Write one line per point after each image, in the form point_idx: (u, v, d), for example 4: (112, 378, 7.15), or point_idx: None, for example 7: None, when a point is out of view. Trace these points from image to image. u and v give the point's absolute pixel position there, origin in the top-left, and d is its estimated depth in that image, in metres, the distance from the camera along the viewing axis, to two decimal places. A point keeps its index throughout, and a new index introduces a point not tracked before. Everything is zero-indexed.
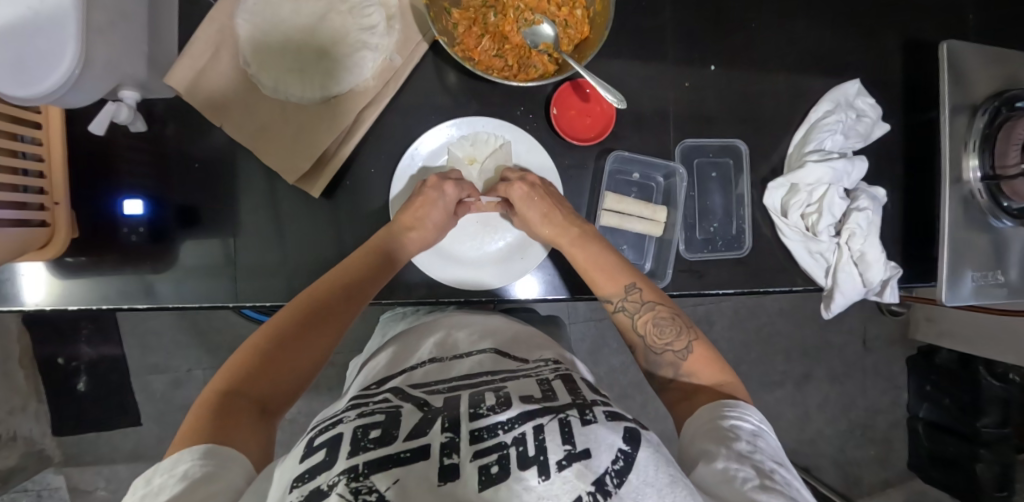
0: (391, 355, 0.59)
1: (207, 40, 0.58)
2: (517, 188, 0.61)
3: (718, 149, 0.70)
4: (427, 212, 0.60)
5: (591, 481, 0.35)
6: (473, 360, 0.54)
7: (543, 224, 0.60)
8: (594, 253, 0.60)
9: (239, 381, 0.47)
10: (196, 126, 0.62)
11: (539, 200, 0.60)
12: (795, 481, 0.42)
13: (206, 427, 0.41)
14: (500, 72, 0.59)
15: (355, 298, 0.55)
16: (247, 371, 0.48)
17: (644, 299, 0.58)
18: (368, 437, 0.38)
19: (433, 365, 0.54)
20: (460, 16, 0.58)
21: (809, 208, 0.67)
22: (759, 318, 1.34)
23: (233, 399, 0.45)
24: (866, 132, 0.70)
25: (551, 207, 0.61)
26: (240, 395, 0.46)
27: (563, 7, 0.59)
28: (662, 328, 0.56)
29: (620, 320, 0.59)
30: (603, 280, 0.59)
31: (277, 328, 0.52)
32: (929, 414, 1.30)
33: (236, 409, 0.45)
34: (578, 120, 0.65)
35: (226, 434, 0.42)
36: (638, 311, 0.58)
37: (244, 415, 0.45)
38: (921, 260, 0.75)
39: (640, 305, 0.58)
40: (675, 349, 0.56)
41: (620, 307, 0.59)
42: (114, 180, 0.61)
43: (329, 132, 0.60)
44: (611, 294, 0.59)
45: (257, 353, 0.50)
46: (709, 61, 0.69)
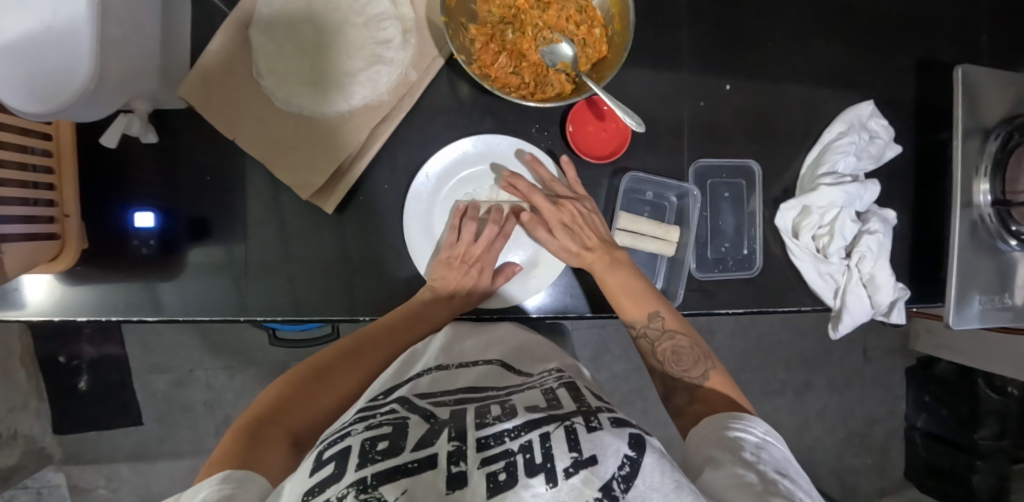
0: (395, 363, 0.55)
1: (221, 52, 0.57)
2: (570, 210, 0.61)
3: (731, 169, 0.70)
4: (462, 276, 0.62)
5: (597, 488, 0.35)
6: (479, 370, 0.52)
7: (576, 247, 0.61)
8: (625, 280, 0.60)
9: (280, 410, 0.49)
10: (208, 138, 0.61)
11: (578, 225, 0.61)
12: (801, 491, 0.40)
13: (242, 451, 0.42)
14: (516, 90, 0.58)
15: (393, 345, 0.57)
16: (283, 406, 0.49)
17: (666, 327, 0.58)
18: (375, 449, 0.38)
19: (439, 373, 0.51)
20: (477, 32, 0.58)
21: (821, 230, 0.68)
22: (760, 327, 1.34)
23: (272, 427, 0.47)
24: (878, 154, 0.70)
25: (586, 231, 0.61)
26: (274, 424, 0.47)
27: (582, 25, 0.58)
28: (680, 355, 0.57)
29: (640, 344, 0.60)
30: (626, 307, 0.60)
31: (317, 367, 0.54)
32: (927, 424, 1.31)
33: (266, 437, 0.45)
34: (594, 137, 0.65)
35: (258, 456, 0.42)
36: (658, 339, 0.58)
37: (278, 443, 0.45)
38: (928, 280, 0.75)
39: (662, 332, 0.58)
40: (692, 375, 0.56)
41: (642, 333, 0.59)
42: (126, 192, 0.60)
43: (344, 147, 0.59)
44: (634, 320, 0.59)
45: (300, 387, 0.52)
46: (724, 79, 0.69)
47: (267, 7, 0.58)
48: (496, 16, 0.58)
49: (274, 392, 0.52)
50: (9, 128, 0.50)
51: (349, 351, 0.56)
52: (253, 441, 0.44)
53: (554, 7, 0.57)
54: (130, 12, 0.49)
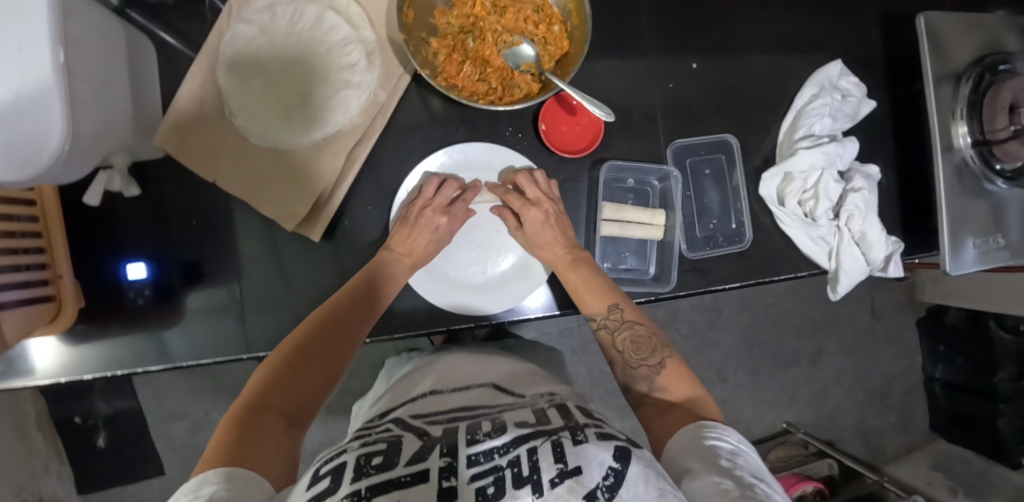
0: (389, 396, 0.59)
1: (191, 96, 0.58)
2: (534, 213, 0.60)
3: (708, 145, 0.70)
4: (422, 234, 0.60)
5: (581, 495, 0.35)
6: (472, 393, 0.54)
7: (546, 247, 0.62)
8: (587, 274, 0.61)
9: (263, 395, 0.47)
10: (190, 182, 0.62)
11: (550, 224, 0.62)
12: (777, 496, 0.41)
13: (235, 445, 0.41)
14: (484, 96, 0.59)
15: (367, 313, 0.56)
16: (269, 387, 0.48)
17: (625, 318, 0.60)
18: (370, 464, 0.38)
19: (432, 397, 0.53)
20: (438, 45, 0.58)
21: (805, 194, 0.68)
22: (765, 299, 1.34)
23: (259, 414, 0.45)
24: (853, 112, 0.70)
25: (556, 226, 0.62)
26: (264, 408, 0.46)
27: (540, 25, 0.58)
28: (639, 345, 0.58)
29: (601, 337, 0.61)
30: (587, 300, 0.61)
31: (289, 348, 0.51)
32: (944, 375, 1.30)
33: (260, 423, 0.44)
34: (569, 133, 0.65)
35: (253, 448, 0.41)
36: (618, 330, 0.59)
37: (268, 430, 0.44)
38: (921, 231, 0.75)
39: (621, 324, 0.59)
40: (650, 364, 0.57)
41: (602, 325, 0.60)
42: (115, 246, 0.61)
43: (322, 175, 0.60)
44: (594, 313, 0.60)
45: (278, 370, 0.49)
46: (690, 59, 0.69)
47: (231, 49, 0.59)
48: (455, 26, 0.59)
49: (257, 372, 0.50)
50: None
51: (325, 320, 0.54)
52: (247, 429, 0.43)
53: (511, 10, 0.58)
54: (94, 68, 0.49)
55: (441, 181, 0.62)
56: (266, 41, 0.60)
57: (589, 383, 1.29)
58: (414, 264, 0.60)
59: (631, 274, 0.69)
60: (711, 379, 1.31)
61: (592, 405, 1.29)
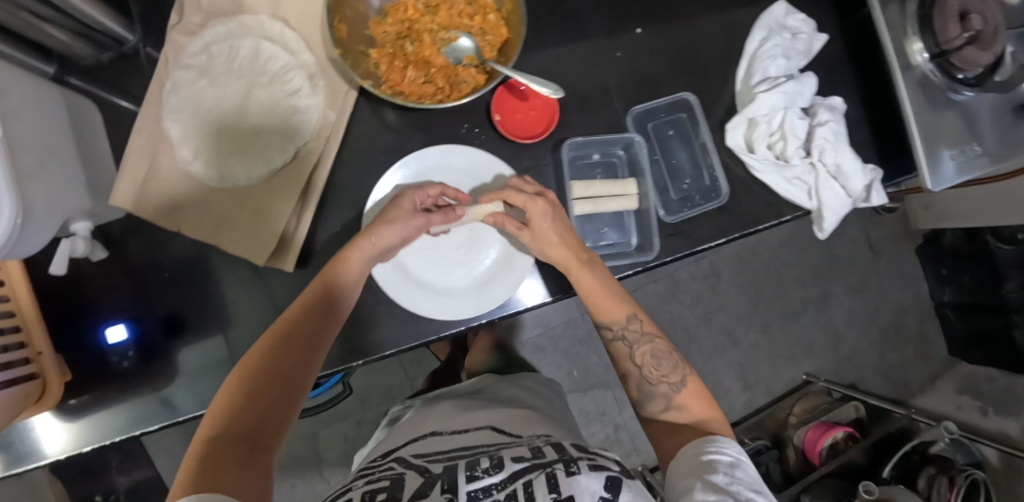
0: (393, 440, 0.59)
1: (142, 150, 0.57)
2: (539, 206, 0.58)
3: (668, 107, 0.70)
4: (391, 229, 0.56)
5: None
6: (471, 435, 0.54)
7: (553, 245, 0.59)
8: (602, 277, 0.59)
9: (224, 420, 0.44)
10: (157, 237, 0.61)
11: (555, 221, 0.59)
12: None
13: (200, 477, 0.38)
14: (432, 97, 0.58)
15: (328, 319, 0.53)
16: (233, 410, 0.45)
17: (643, 331, 0.59)
18: (375, 499, 0.41)
19: (433, 440, 0.54)
20: (379, 55, 0.58)
21: (773, 137, 0.67)
22: (764, 254, 1.32)
23: (222, 442, 0.42)
24: (806, 48, 0.70)
25: (560, 223, 0.60)
26: (228, 436, 0.43)
27: (476, 16, 0.58)
28: (659, 359, 0.57)
29: (616, 348, 0.59)
30: (607, 308, 0.59)
31: (247, 368, 0.48)
32: (954, 297, 1.29)
33: (222, 451, 0.41)
34: (524, 120, 0.63)
35: (215, 476, 0.38)
36: (637, 342, 0.58)
37: (234, 456, 0.41)
38: (897, 155, 0.75)
39: (641, 337, 0.58)
40: (670, 381, 0.55)
41: (620, 335, 0.59)
42: (91, 313, 0.60)
43: (284, 206, 0.59)
44: (612, 321, 0.59)
45: (239, 391, 0.46)
46: (635, 24, 0.68)
47: (176, 98, 0.59)
48: (392, 34, 0.58)
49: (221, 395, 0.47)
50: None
51: (287, 330, 0.51)
52: (212, 459, 0.40)
53: (443, 8, 0.58)
54: (37, 138, 0.49)
55: (444, 187, 0.60)
56: (207, 82, 0.59)
57: (603, 369, 1.27)
58: (371, 255, 0.56)
59: (611, 249, 0.68)
60: (723, 343, 1.30)
61: (609, 391, 1.27)
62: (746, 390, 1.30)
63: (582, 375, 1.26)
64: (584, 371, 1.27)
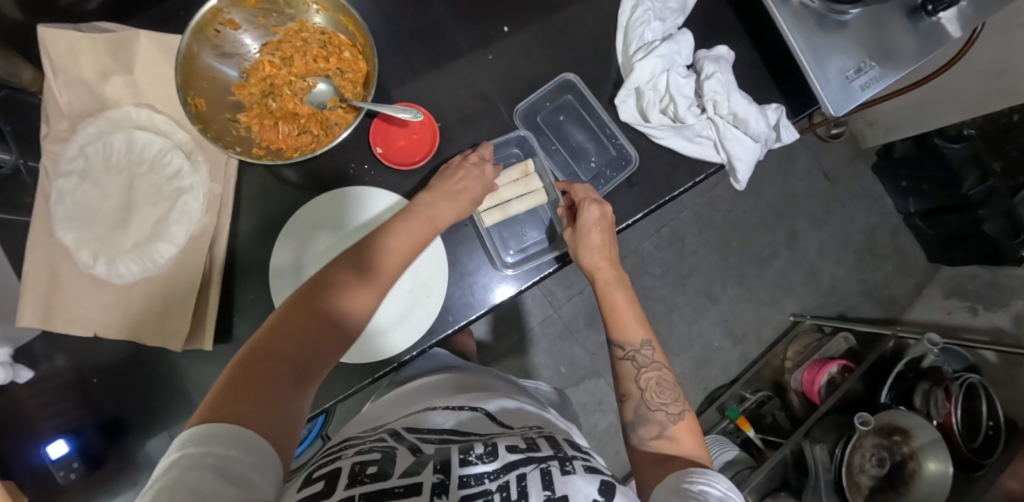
0: (379, 419, 0.58)
1: (39, 265, 0.57)
2: (593, 210, 0.61)
3: (552, 94, 0.70)
4: (466, 184, 0.60)
5: None
6: (461, 417, 0.53)
7: (593, 252, 0.61)
8: (627, 298, 0.61)
9: (274, 341, 0.42)
10: (75, 347, 0.61)
11: (603, 231, 0.62)
12: None
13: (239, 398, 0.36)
14: (309, 147, 0.57)
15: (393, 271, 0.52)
16: (286, 332, 0.43)
17: (654, 359, 0.56)
18: (366, 472, 0.37)
19: (421, 418, 0.52)
20: (248, 118, 0.58)
21: (664, 102, 0.66)
22: (722, 208, 1.30)
23: (266, 361, 0.40)
24: (681, 5, 0.68)
25: (609, 237, 0.63)
26: (277, 357, 0.41)
27: (331, 57, 0.58)
28: (662, 389, 0.54)
29: (621, 367, 0.57)
30: (625, 326, 0.59)
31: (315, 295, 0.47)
32: (918, 206, 1.27)
33: (269, 373, 0.39)
34: (410, 146, 0.64)
35: (259, 400, 0.37)
36: (645, 367, 0.56)
37: (282, 378, 0.40)
38: (796, 88, 0.74)
39: (651, 363, 0.56)
40: (669, 410, 0.52)
41: (631, 356, 0.57)
42: (31, 433, 0.60)
43: (192, 286, 0.58)
44: (626, 341, 0.58)
45: (307, 312, 0.45)
46: (501, 25, 0.68)
47: (63, 206, 0.58)
48: (256, 94, 0.58)
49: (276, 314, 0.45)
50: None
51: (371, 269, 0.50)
52: (261, 378, 0.39)
53: (298, 57, 0.58)
54: None
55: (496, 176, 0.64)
56: (91, 184, 0.59)
57: (589, 359, 1.27)
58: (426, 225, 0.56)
59: (535, 247, 0.69)
60: (703, 305, 1.29)
61: (601, 378, 1.26)
62: (737, 345, 1.28)
63: (570, 370, 1.26)
64: (571, 365, 1.26)
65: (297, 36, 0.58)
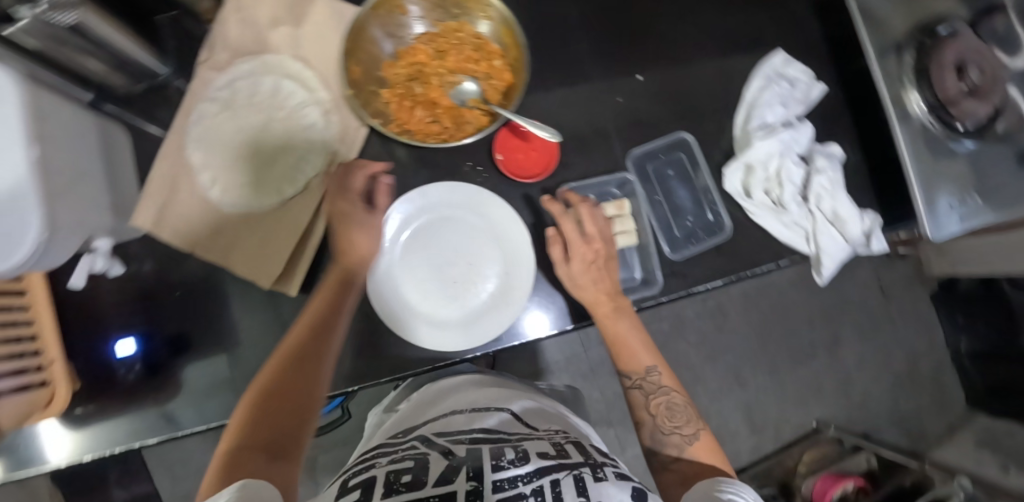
0: (406, 419, 0.63)
1: (163, 177, 0.61)
2: (584, 248, 0.60)
3: (666, 148, 0.70)
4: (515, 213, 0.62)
5: None
6: (495, 418, 0.57)
7: (589, 291, 0.59)
8: (625, 329, 0.60)
9: (258, 427, 0.47)
10: (169, 257, 0.64)
11: (595, 265, 0.60)
12: None
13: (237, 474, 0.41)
14: (438, 136, 0.60)
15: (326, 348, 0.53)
16: (257, 419, 0.48)
17: (661, 383, 0.59)
18: (399, 481, 0.41)
19: (449, 424, 0.57)
20: (390, 95, 0.61)
21: (770, 183, 0.69)
22: (772, 295, 1.30)
23: (254, 444, 0.45)
24: (805, 96, 0.73)
25: (597, 270, 0.60)
26: (265, 441, 0.46)
27: (481, 61, 0.61)
28: (673, 411, 0.57)
29: (632, 396, 0.60)
30: (632, 353, 0.60)
31: (291, 366, 0.51)
32: (969, 345, 1.26)
33: (256, 454, 0.44)
34: (525, 159, 0.64)
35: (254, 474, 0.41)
36: (654, 394, 0.59)
37: (266, 458, 0.44)
38: (896, 201, 0.75)
39: (658, 390, 0.59)
40: (684, 432, 0.56)
41: (636, 385, 0.60)
42: (107, 326, 0.63)
43: (292, 234, 0.62)
44: (634, 370, 0.60)
45: (258, 399, 0.49)
46: (635, 71, 0.71)
47: (199, 129, 0.63)
48: (403, 76, 0.61)
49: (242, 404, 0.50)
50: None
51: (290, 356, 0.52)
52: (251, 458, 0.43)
53: (452, 54, 0.61)
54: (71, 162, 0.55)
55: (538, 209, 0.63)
56: (230, 114, 0.63)
57: (604, 406, 1.26)
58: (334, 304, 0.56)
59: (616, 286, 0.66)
60: (729, 385, 1.27)
61: (611, 428, 1.25)
62: (753, 434, 1.26)
63: None
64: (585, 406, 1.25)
65: (454, 34, 0.62)
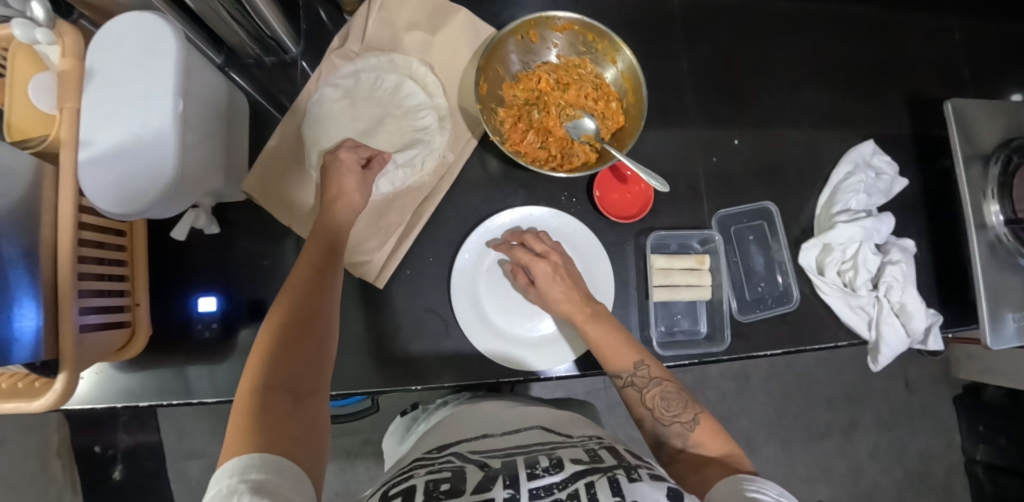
0: (440, 434, 0.61)
1: (280, 153, 0.64)
2: (543, 266, 0.60)
3: (750, 213, 0.73)
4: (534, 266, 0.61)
5: None
6: (523, 435, 0.57)
7: (561, 302, 0.60)
8: (608, 329, 0.59)
9: (268, 370, 0.46)
10: (264, 226, 0.67)
11: (561, 281, 0.60)
12: None
13: (255, 430, 0.40)
14: (545, 162, 0.64)
15: (325, 283, 0.54)
16: (269, 359, 0.47)
17: (652, 375, 0.57)
18: (439, 489, 0.41)
19: (483, 440, 0.56)
20: (505, 114, 0.64)
21: (844, 265, 0.70)
22: (797, 369, 1.30)
23: (265, 391, 0.44)
24: (887, 189, 0.74)
25: (570, 282, 0.61)
26: (275, 385, 0.45)
27: (599, 101, 0.64)
28: (669, 400, 0.55)
29: (628, 394, 0.58)
30: (614, 357, 0.58)
31: (286, 315, 0.50)
32: (986, 456, 1.26)
33: (271, 401, 0.43)
34: (621, 201, 0.66)
35: (272, 429, 0.41)
36: (646, 387, 0.57)
37: (281, 403, 0.44)
38: (958, 303, 0.77)
39: (650, 380, 0.57)
40: (683, 420, 0.54)
41: (629, 382, 0.57)
42: (193, 280, 0.65)
43: (389, 228, 0.64)
44: (620, 370, 0.58)
45: (263, 344, 0.48)
46: (733, 135, 0.74)
47: (321, 113, 0.65)
48: (520, 98, 0.65)
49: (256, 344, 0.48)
50: (90, 226, 0.54)
51: (300, 294, 0.52)
52: (264, 409, 0.42)
53: (573, 88, 0.64)
54: (202, 121, 0.57)
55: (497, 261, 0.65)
56: (350, 103, 0.66)
57: None
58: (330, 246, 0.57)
59: (684, 335, 0.69)
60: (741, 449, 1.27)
61: None
62: None
63: None
64: None
65: (575, 70, 0.66)
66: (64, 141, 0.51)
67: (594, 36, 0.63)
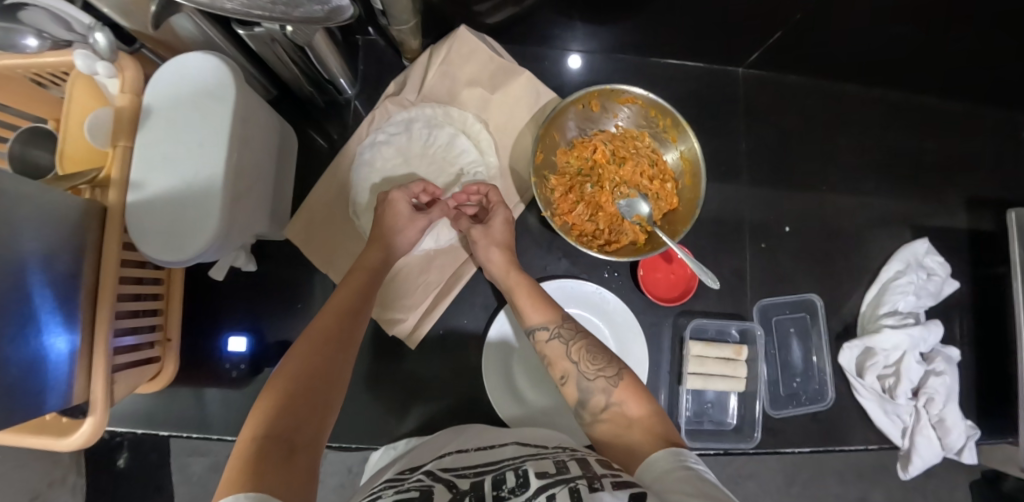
0: (411, 453, 0.52)
1: (324, 198, 0.64)
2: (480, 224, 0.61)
3: (793, 305, 0.71)
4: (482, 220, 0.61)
5: None
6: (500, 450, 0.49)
7: (493, 253, 0.60)
8: (534, 283, 0.58)
9: (274, 413, 0.42)
10: (302, 267, 0.66)
11: (496, 234, 0.61)
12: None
13: (246, 476, 0.35)
14: (592, 237, 0.62)
15: (350, 330, 0.52)
16: (279, 403, 0.43)
17: (577, 328, 0.54)
18: None
19: (459, 454, 0.48)
20: (557, 182, 0.63)
21: (886, 370, 0.68)
22: None
23: (266, 435, 0.39)
24: (937, 290, 0.71)
25: (504, 239, 0.61)
26: (281, 430, 0.40)
27: (655, 180, 0.62)
28: (594, 354, 0.52)
29: (550, 349, 0.54)
30: (539, 307, 0.56)
31: (307, 359, 0.47)
32: None
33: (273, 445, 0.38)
34: (663, 281, 0.66)
35: (269, 472, 0.36)
36: (572, 339, 0.53)
37: (281, 448, 0.39)
38: (998, 415, 0.74)
39: (574, 333, 0.54)
40: (607, 375, 0.50)
41: (553, 334, 0.54)
42: (225, 319, 0.65)
43: (430, 288, 0.65)
44: (547, 321, 0.55)
45: (274, 387, 0.45)
46: (783, 222, 0.72)
47: (370, 161, 0.65)
48: (574, 165, 0.64)
49: (268, 388, 0.45)
50: (129, 262, 0.53)
51: (323, 339, 0.50)
52: (263, 453, 0.37)
53: (630, 163, 0.63)
54: (254, 166, 0.56)
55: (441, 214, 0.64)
56: (401, 154, 0.65)
57: None
58: (363, 286, 0.56)
59: (713, 425, 0.68)
60: None
61: None
62: None
63: None
64: None
65: (633, 143, 0.64)
66: (117, 181, 0.50)
67: (658, 112, 0.62)
